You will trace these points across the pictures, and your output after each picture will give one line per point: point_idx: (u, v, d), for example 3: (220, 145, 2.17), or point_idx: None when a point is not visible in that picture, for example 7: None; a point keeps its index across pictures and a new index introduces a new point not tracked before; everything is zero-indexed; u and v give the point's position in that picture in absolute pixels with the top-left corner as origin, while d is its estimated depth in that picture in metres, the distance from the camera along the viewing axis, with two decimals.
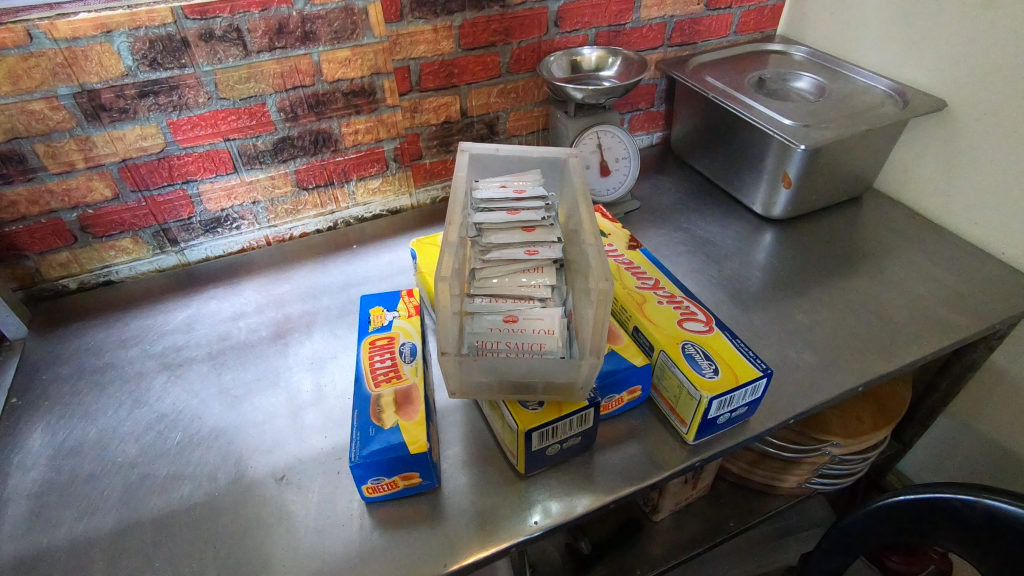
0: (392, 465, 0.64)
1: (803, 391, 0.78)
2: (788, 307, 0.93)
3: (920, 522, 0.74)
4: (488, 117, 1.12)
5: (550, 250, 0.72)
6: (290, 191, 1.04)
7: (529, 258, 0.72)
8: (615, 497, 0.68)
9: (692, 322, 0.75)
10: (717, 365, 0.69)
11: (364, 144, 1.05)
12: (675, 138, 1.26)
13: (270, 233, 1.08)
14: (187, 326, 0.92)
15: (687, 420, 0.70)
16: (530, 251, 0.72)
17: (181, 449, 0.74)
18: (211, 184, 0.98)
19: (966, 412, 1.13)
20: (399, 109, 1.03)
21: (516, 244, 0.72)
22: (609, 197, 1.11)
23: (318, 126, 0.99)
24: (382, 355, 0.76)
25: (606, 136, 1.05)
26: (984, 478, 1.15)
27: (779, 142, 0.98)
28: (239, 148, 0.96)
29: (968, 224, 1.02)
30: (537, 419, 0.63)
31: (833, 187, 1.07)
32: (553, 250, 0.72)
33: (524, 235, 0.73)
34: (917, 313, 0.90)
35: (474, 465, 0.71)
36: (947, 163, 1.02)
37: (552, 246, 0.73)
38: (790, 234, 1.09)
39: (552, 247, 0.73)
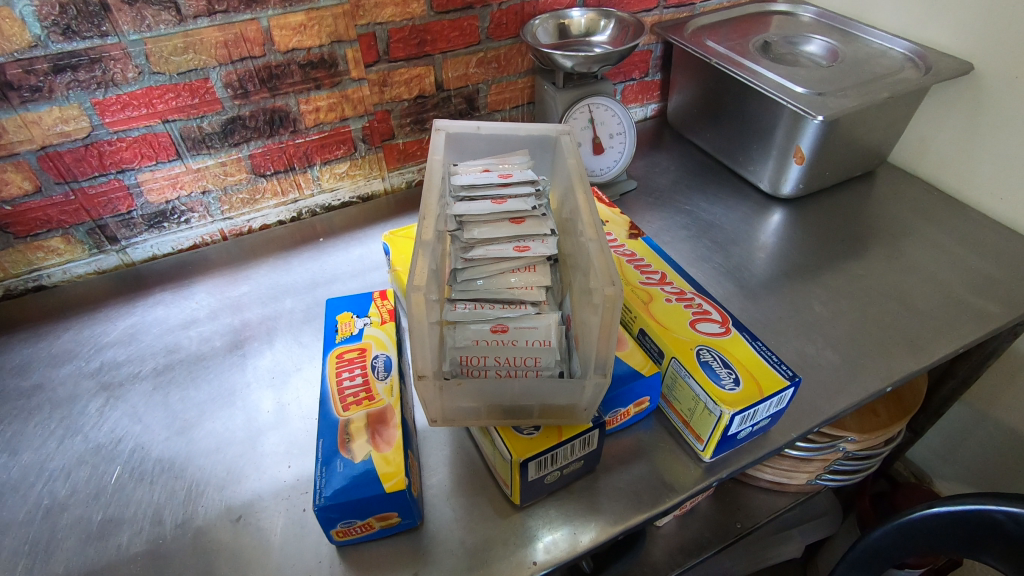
0: (365, 506, 0.54)
1: (828, 395, 0.70)
2: (803, 297, 0.84)
3: (958, 535, 0.68)
4: (467, 89, 1.00)
5: (543, 245, 0.63)
6: (245, 178, 0.92)
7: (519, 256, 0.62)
8: (623, 528, 0.60)
9: (706, 322, 0.66)
10: (737, 374, 0.60)
11: (327, 124, 0.92)
12: (673, 110, 1.15)
13: (225, 226, 0.96)
14: (122, 340, 0.81)
15: (704, 437, 0.61)
16: (520, 247, 0.62)
17: (120, 488, 0.63)
18: (152, 172, 0.85)
19: (983, 400, 1.07)
20: (365, 82, 0.91)
21: (504, 240, 0.63)
22: (603, 177, 1.01)
23: (273, 103, 0.87)
24: (352, 370, 0.65)
25: (599, 109, 0.94)
26: (999, 467, 1.09)
27: (791, 113, 0.88)
28: (181, 131, 0.84)
29: (994, 200, 0.94)
30: (534, 447, 0.54)
31: (847, 162, 0.98)
32: (546, 246, 0.63)
33: (512, 228, 0.63)
34: (944, 301, 0.82)
35: (461, 495, 0.62)
36: (971, 133, 0.93)
37: (545, 241, 0.63)
38: (800, 214, 1.00)
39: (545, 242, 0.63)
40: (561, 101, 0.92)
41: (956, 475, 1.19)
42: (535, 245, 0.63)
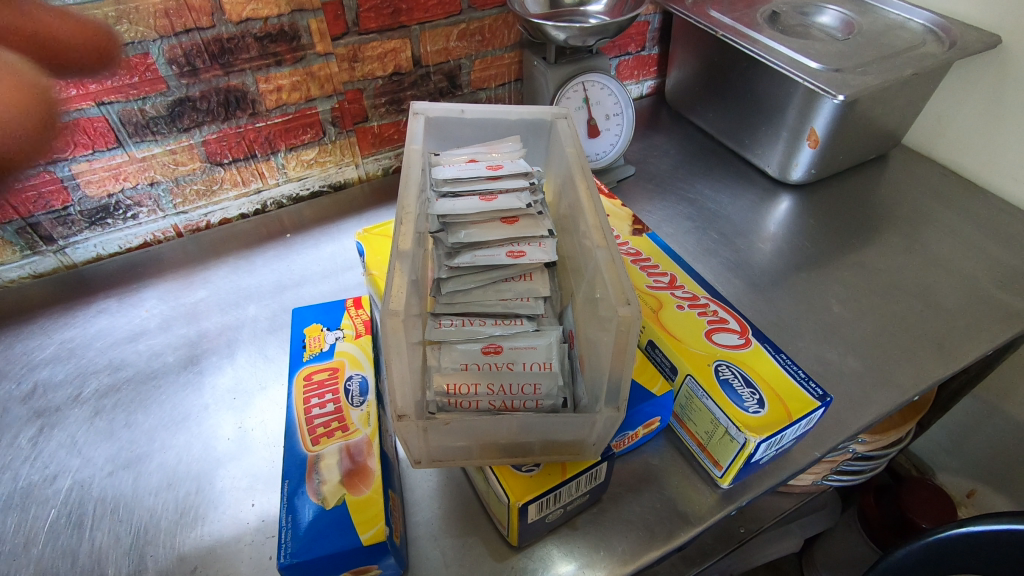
0: (338, 563, 0.46)
1: (853, 407, 0.64)
2: (819, 294, 0.77)
3: (998, 557, 0.62)
4: (448, 66, 0.90)
5: (540, 249, 0.55)
6: (200, 168, 0.81)
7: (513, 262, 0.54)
8: (635, 568, 0.53)
9: (723, 333, 0.59)
10: (761, 394, 0.53)
11: (290, 105, 0.82)
12: (672, 87, 1.06)
13: (179, 221, 0.85)
14: (59, 358, 0.71)
15: (723, 463, 0.55)
16: (514, 252, 0.54)
17: (54, 537, 0.55)
18: (88, 163, 0.74)
19: (994, 393, 1.03)
20: (333, 58, 0.80)
21: (495, 244, 0.54)
22: (599, 163, 0.93)
23: (227, 82, 0.76)
24: (322, 395, 0.57)
25: (594, 88, 0.86)
26: (1007, 461, 1.05)
27: (806, 91, 0.80)
28: (120, 115, 0.73)
29: (1018, 184, 0.88)
30: (534, 488, 0.47)
31: (861, 144, 0.91)
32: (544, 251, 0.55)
33: (505, 229, 0.55)
34: (969, 297, 0.76)
35: (450, 535, 0.54)
36: (995, 113, 0.86)
37: (542, 245, 0.55)
38: (810, 201, 0.93)
39: (542, 245, 0.55)
40: (553, 78, 0.83)
41: (960, 468, 1.16)
42: (530, 250, 0.54)
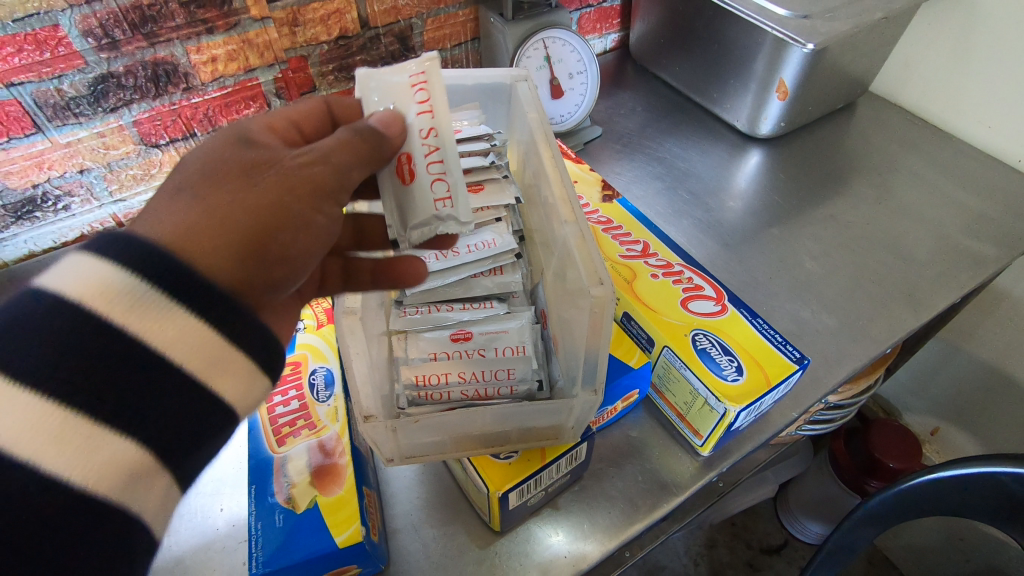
0: (314, 568, 0.44)
1: (828, 363, 0.64)
2: (793, 250, 0.76)
3: (967, 496, 0.64)
4: (398, 26, 0.82)
5: (415, 126, 0.42)
6: (134, 150, 0.74)
7: (421, 180, 0.42)
8: (620, 541, 0.53)
9: (699, 301, 0.57)
10: (739, 361, 0.52)
11: (228, 77, 0.74)
12: (635, 41, 1.01)
13: (118, 210, 0.78)
14: None
15: (703, 433, 0.54)
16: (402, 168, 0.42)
17: None
18: (5, 152, 0.66)
19: (956, 335, 1.05)
20: (271, 22, 0.73)
21: (407, 193, 0.43)
22: (564, 125, 0.88)
23: (154, 54, 0.68)
24: (285, 392, 0.54)
25: (554, 45, 0.81)
26: (967, 399, 1.09)
27: (774, 40, 0.76)
28: (34, 96, 0.64)
29: (983, 128, 0.87)
30: (514, 476, 0.45)
31: (830, 93, 0.89)
32: (420, 118, 0.42)
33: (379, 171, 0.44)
34: (938, 246, 0.76)
35: (433, 524, 0.53)
36: (962, 57, 0.84)
37: (418, 115, 0.42)
38: (780, 155, 0.91)
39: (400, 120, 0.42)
40: (512, 36, 0.79)
41: (923, 408, 1.20)
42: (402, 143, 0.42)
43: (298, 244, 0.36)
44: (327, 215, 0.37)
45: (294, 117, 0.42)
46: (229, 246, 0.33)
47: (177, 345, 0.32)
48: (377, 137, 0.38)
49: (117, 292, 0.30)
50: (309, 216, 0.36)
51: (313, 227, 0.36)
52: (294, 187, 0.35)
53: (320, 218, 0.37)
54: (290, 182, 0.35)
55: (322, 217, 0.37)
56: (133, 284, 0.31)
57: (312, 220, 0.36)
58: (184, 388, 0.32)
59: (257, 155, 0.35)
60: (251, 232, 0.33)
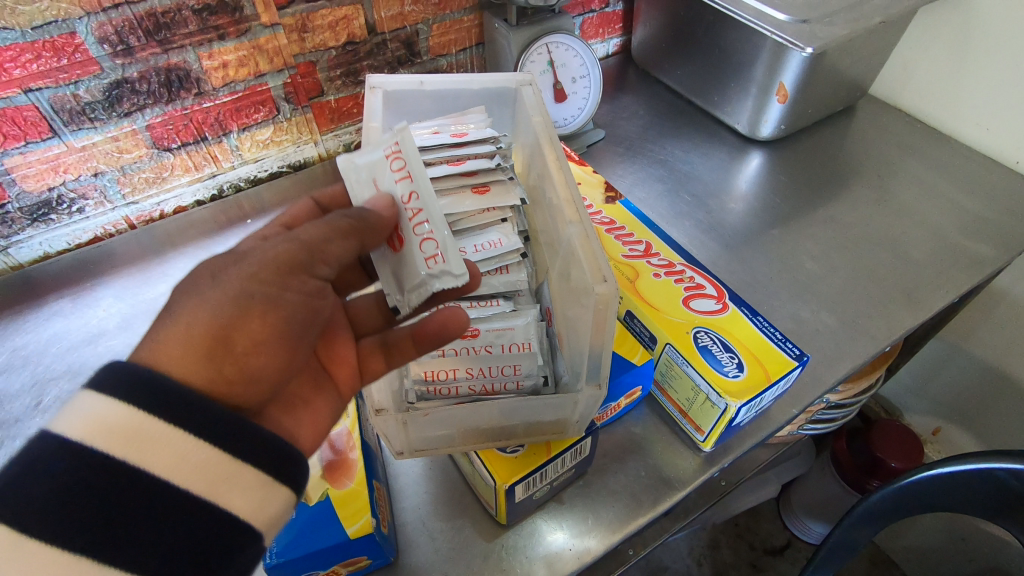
0: (326, 558, 0.46)
1: (828, 361, 0.65)
2: (793, 251, 0.77)
3: (966, 492, 0.65)
4: (404, 32, 0.84)
5: (398, 194, 0.45)
6: (146, 154, 0.75)
7: (410, 244, 0.44)
8: (624, 534, 0.54)
9: (700, 299, 0.58)
10: (739, 358, 0.53)
11: (238, 82, 0.76)
12: (637, 45, 1.03)
13: (130, 213, 0.80)
14: (12, 366, 0.67)
15: (705, 428, 0.55)
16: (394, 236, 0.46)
17: None
18: (22, 156, 0.68)
19: (957, 335, 1.06)
20: (280, 29, 0.74)
21: (403, 258, 0.46)
22: (567, 129, 0.90)
23: (167, 60, 0.70)
24: None
25: (558, 50, 0.83)
26: (968, 398, 1.10)
27: (774, 45, 0.77)
28: (51, 101, 0.66)
29: (980, 130, 0.89)
30: (520, 469, 0.47)
31: (830, 97, 0.90)
32: (399, 185, 0.45)
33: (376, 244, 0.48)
34: (936, 247, 0.77)
35: (441, 518, 0.54)
36: (959, 60, 0.86)
37: (397, 182, 0.45)
38: (780, 157, 0.92)
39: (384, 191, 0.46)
40: (516, 42, 0.80)
41: (924, 408, 1.21)
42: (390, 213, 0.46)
43: (268, 328, 0.37)
44: (298, 292, 0.39)
45: (291, 218, 0.50)
46: (201, 341, 0.36)
47: (175, 467, 0.34)
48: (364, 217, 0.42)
49: (117, 430, 0.33)
50: (277, 297, 0.37)
51: (283, 306, 0.38)
52: (257, 273, 0.37)
53: (290, 295, 0.38)
54: (253, 271, 0.37)
55: (292, 294, 0.38)
56: (127, 417, 0.33)
57: (279, 298, 0.37)
58: (184, 516, 0.33)
59: (231, 250, 0.39)
60: (218, 327, 0.36)
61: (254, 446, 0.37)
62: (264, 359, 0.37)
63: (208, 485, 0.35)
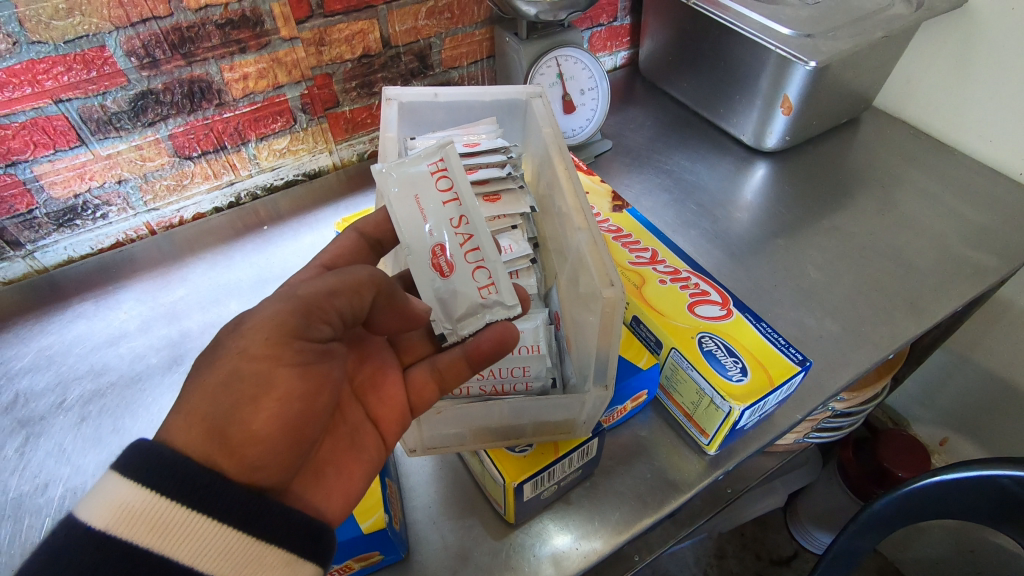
0: (340, 552, 0.47)
1: (832, 369, 0.66)
2: (797, 260, 0.79)
3: (968, 498, 0.66)
4: (417, 45, 0.87)
5: (446, 217, 0.50)
6: (168, 162, 0.78)
7: (465, 267, 0.48)
8: (629, 535, 0.55)
9: (705, 305, 0.60)
10: (743, 362, 0.55)
11: (257, 94, 0.78)
12: (644, 58, 1.05)
13: (151, 218, 0.82)
14: (38, 366, 0.70)
15: (709, 431, 0.56)
16: (440, 258, 0.49)
17: None
18: (51, 164, 0.71)
19: (963, 345, 1.07)
20: (299, 43, 0.77)
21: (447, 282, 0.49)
22: (576, 139, 0.92)
23: (190, 72, 0.72)
24: None
25: (567, 63, 0.85)
26: (975, 409, 1.10)
27: (778, 59, 0.79)
28: (80, 112, 0.69)
29: (983, 142, 0.90)
30: (529, 468, 0.48)
31: (834, 109, 0.91)
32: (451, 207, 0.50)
33: (412, 267, 0.49)
34: (939, 256, 0.78)
35: (450, 516, 0.56)
36: (962, 73, 0.87)
37: (444, 205, 0.50)
38: (785, 168, 0.94)
39: (428, 209, 0.50)
40: (526, 55, 0.82)
41: (931, 418, 1.21)
42: (435, 236, 0.49)
43: (262, 415, 0.38)
44: (291, 364, 0.40)
45: (332, 259, 0.53)
46: (203, 430, 0.37)
47: (199, 551, 0.35)
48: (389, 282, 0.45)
49: (142, 515, 0.34)
50: (268, 374, 0.39)
51: (276, 384, 0.39)
52: (248, 351, 0.39)
53: (284, 370, 0.39)
54: (242, 347, 0.39)
55: (285, 368, 0.40)
56: (151, 504, 0.34)
57: (272, 376, 0.39)
58: None
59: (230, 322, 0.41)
60: (216, 420, 0.37)
61: (273, 523, 0.38)
62: (266, 443, 0.38)
63: (232, 569, 0.36)
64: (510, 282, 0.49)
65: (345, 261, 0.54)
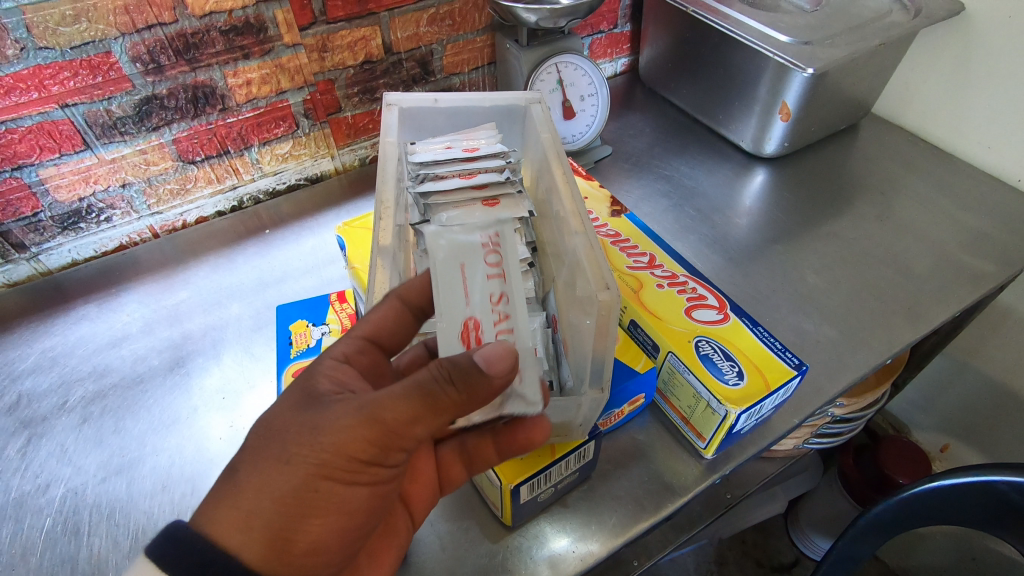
0: None
1: (829, 374, 0.66)
2: (795, 265, 0.79)
3: (968, 504, 0.65)
4: (419, 52, 0.87)
5: (486, 292, 0.43)
6: (172, 166, 0.79)
7: None
8: (626, 539, 0.55)
9: (702, 309, 0.60)
10: (739, 366, 0.55)
11: (260, 99, 0.79)
12: (645, 65, 1.06)
13: (155, 222, 0.83)
14: (41, 367, 0.70)
15: (706, 435, 0.57)
16: (472, 336, 0.42)
17: (52, 545, 0.55)
18: (56, 167, 0.72)
19: (963, 352, 1.07)
20: (302, 49, 0.78)
21: None
22: (576, 145, 0.93)
23: (195, 78, 0.73)
24: None
25: (567, 69, 0.86)
26: (975, 415, 1.10)
27: (777, 66, 0.79)
28: (85, 116, 0.70)
29: (982, 148, 0.90)
30: (525, 470, 0.48)
31: (833, 116, 0.92)
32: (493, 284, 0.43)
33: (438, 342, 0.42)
34: (938, 262, 0.79)
35: (448, 519, 0.56)
36: (961, 81, 0.87)
37: (487, 278, 0.44)
38: (783, 174, 0.94)
39: (468, 281, 0.43)
40: (526, 61, 0.83)
41: (932, 425, 1.20)
42: (473, 310, 0.43)
43: (323, 527, 0.39)
44: (359, 483, 0.39)
45: (373, 331, 0.46)
46: (262, 538, 0.37)
47: None
48: (467, 372, 0.36)
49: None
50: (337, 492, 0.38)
51: (345, 500, 0.39)
52: (322, 465, 0.38)
53: (353, 489, 0.39)
54: (316, 460, 0.37)
55: (353, 487, 0.39)
56: None
57: (337, 494, 0.39)
58: None
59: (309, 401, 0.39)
60: (278, 528, 0.37)
61: None
62: (325, 553, 0.39)
63: None
64: (536, 375, 0.41)
65: (386, 333, 0.47)
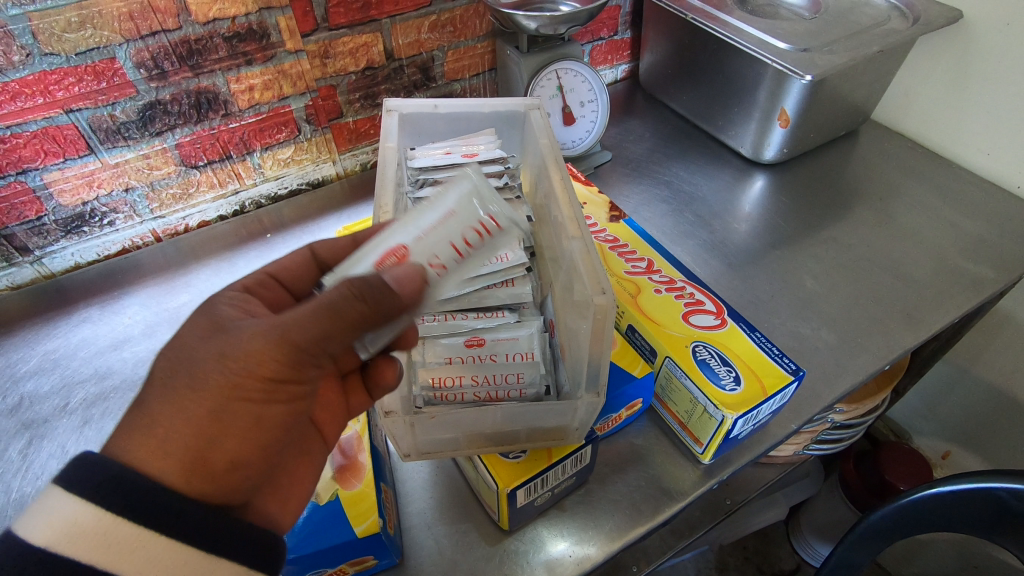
0: (334, 555, 0.47)
1: (828, 379, 0.66)
2: (794, 271, 0.79)
3: (968, 511, 0.65)
4: (420, 58, 0.88)
5: (431, 239, 0.45)
6: (174, 170, 0.80)
7: None
8: (623, 543, 0.55)
9: (699, 315, 0.60)
10: (737, 371, 0.55)
11: (263, 105, 0.80)
12: (644, 71, 1.06)
13: (157, 226, 0.84)
14: (43, 369, 0.71)
15: (703, 440, 0.57)
16: (390, 260, 0.44)
17: None
18: (60, 171, 0.73)
19: (963, 358, 1.06)
20: (304, 55, 0.79)
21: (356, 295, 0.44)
22: (575, 150, 0.93)
23: (198, 83, 0.74)
24: None
25: (567, 75, 0.86)
26: (977, 422, 1.10)
27: (775, 72, 0.80)
28: (89, 121, 0.71)
29: (981, 155, 0.90)
30: (522, 474, 0.48)
31: (832, 121, 0.92)
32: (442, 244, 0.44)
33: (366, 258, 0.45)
34: (936, 268, 0.79)
35: (446, 522, 0.56)
36: (959, 87, 0.88)
37: (441, 236, 0.45)
38: (782, 179, 0.94)
39: (430, 231, 0.45)
40: (526, 68, 0.84)
41: (933, 431, 1.20)
42: (415, 246, 0.44)
43: (241, 446, 0.37)
44: (280, 401, 0.38)
45: (276, 269, 0.49)
46: (180, 463, 0.35)
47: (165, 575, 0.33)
48: (378, 290, 0.38)
49: (86, 531, 0.32)
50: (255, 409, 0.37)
51: (265, 418, 0.38)
52: (236, 385, 0.36)
53: (273, 406, 0.38)
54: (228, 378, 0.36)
55: (275, 404, 0.38)
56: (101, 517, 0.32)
57: (256, 412, 0.37)
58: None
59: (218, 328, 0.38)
60: (193, 448, 0.35)
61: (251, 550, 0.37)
62: (248, 471, 0.38)
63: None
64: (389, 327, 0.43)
65: (287, 274, 0.50)
